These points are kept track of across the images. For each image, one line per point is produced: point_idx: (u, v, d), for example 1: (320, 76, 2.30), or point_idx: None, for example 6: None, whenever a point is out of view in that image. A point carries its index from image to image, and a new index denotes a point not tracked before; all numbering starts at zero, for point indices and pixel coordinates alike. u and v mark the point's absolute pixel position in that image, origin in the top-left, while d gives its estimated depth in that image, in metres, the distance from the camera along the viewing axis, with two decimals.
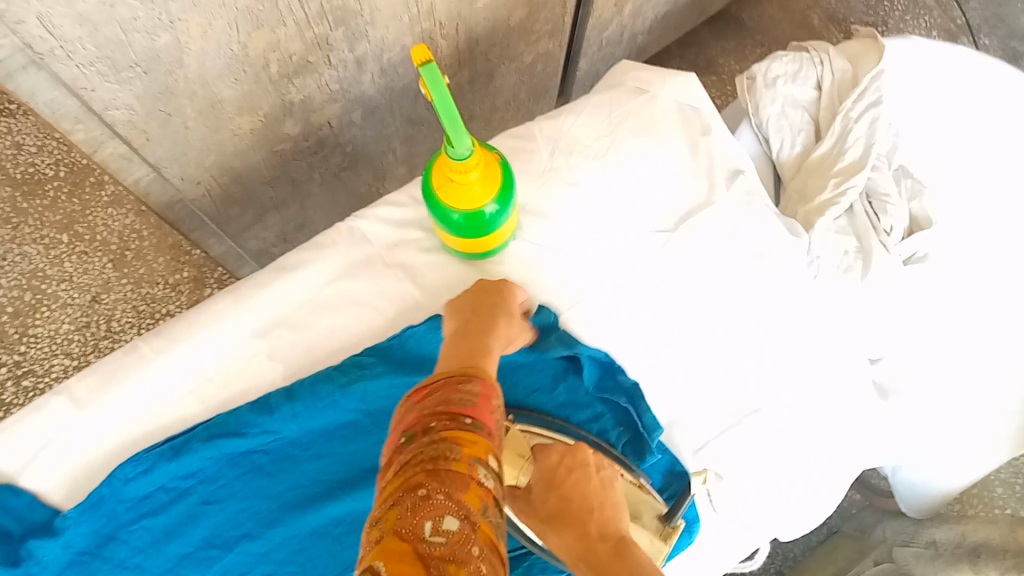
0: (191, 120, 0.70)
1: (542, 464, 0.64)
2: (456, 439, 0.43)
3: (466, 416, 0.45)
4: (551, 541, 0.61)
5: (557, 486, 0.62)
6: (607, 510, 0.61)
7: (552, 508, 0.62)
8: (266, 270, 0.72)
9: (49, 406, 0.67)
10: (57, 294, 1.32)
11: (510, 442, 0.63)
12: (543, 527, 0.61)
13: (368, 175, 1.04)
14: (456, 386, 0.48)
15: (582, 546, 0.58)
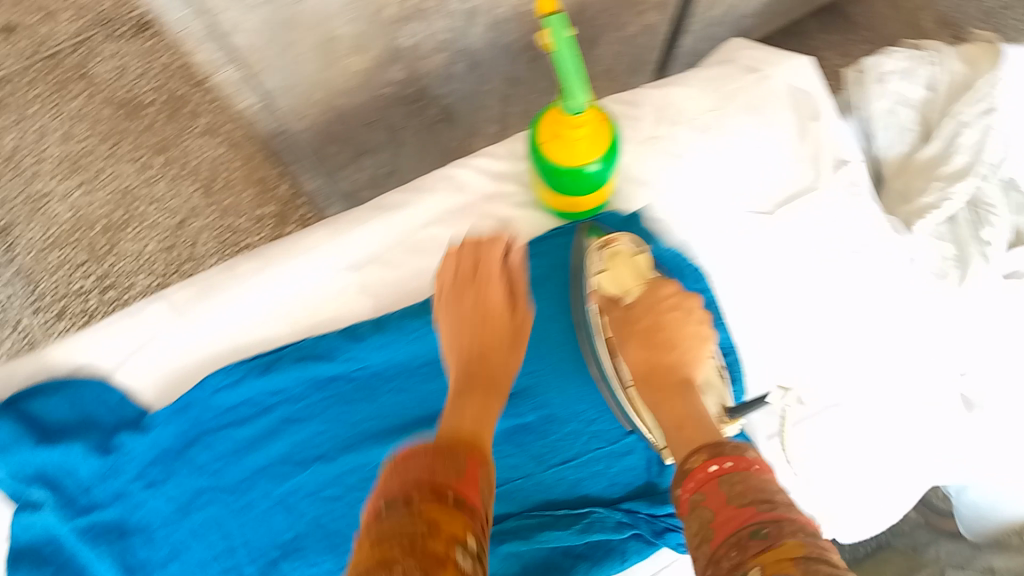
0: (306, 53, 0.71)
1: (649, 292, 0.67)
2: (432, 517, 0.45)
3: (450, 492, 0.48)
4: (626, 351, 0.65)
5: (656, 312, 0.65)
6: (692, 351, 0.64)
7: (643, 326, 0.65)
8: (364, 207, 0.75)
9: (148, 310, 0.72)
10: (147, 214, 1.37)
11: (637, 265, 0.68)
12: (624, 337, 0.65)
13: (460, 129, 1.04)
14: (443, 459, 0.50)
15: (650, 363, 0.63)
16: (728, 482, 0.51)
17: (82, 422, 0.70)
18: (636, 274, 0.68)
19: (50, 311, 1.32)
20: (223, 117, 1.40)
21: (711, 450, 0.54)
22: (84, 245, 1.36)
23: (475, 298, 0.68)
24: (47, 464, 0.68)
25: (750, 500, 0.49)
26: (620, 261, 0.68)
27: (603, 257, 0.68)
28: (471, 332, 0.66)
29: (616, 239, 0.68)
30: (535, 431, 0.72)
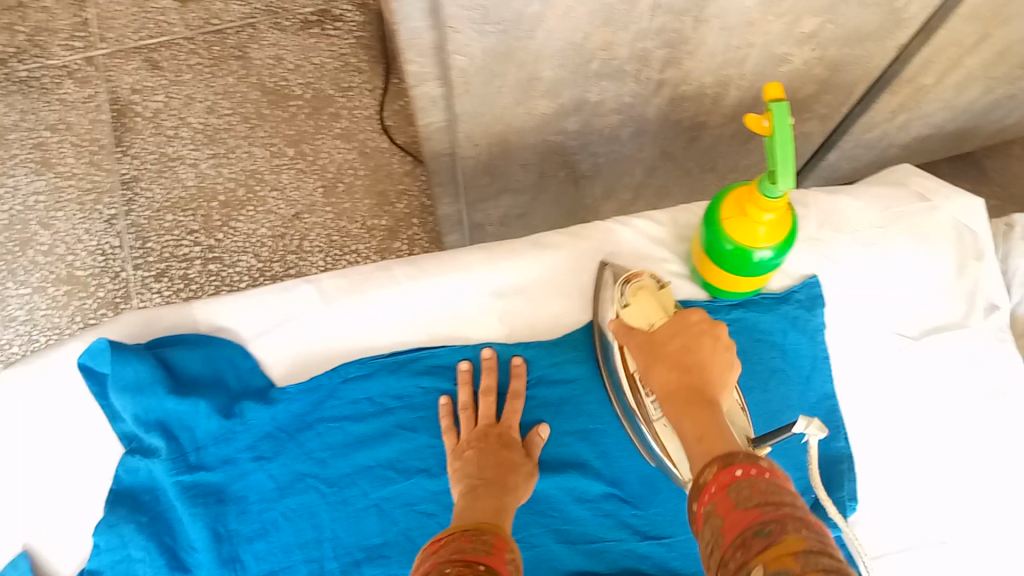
0: (507, 86, 0.75)
1: (676, 320, 0.62)
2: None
3: (482, 565, 0.48)
4: (655, 376, 0.58)
5: (685, 334, 0.60)
6: (721, 376, 0.57)
7: (670, 351, 0.59)
8: (522, 240, 0.76)
9: (300, 289, 0.74)
10: (266, 199, 1.41)
11: (659, 295, 0.67)
12: (652, 360, 0.60)
13: (598, 191, 1.06)
14: (469, 539, 0.51)
15: (679, 384, 0.56)
16: (748, 487, 0.44)
17: (212, 379, 0.71)
18: (659, 304, 0.66)
19: (152, 269, 1.37)
20: (361, 125, 1.46)
21: (727, 461, 0.48)
22: (200, 215, 1.40)
23: (484, 426, 0.68)
24: (168, 413, 0.68)
25: (775, 504, 0.43)
26: (642, 295, 0.66)
27: (627, 293, 0.68)
28: (478, 457, 0.64)
29: (638, 275, 0.69)
30: (639, 496, 0.70)
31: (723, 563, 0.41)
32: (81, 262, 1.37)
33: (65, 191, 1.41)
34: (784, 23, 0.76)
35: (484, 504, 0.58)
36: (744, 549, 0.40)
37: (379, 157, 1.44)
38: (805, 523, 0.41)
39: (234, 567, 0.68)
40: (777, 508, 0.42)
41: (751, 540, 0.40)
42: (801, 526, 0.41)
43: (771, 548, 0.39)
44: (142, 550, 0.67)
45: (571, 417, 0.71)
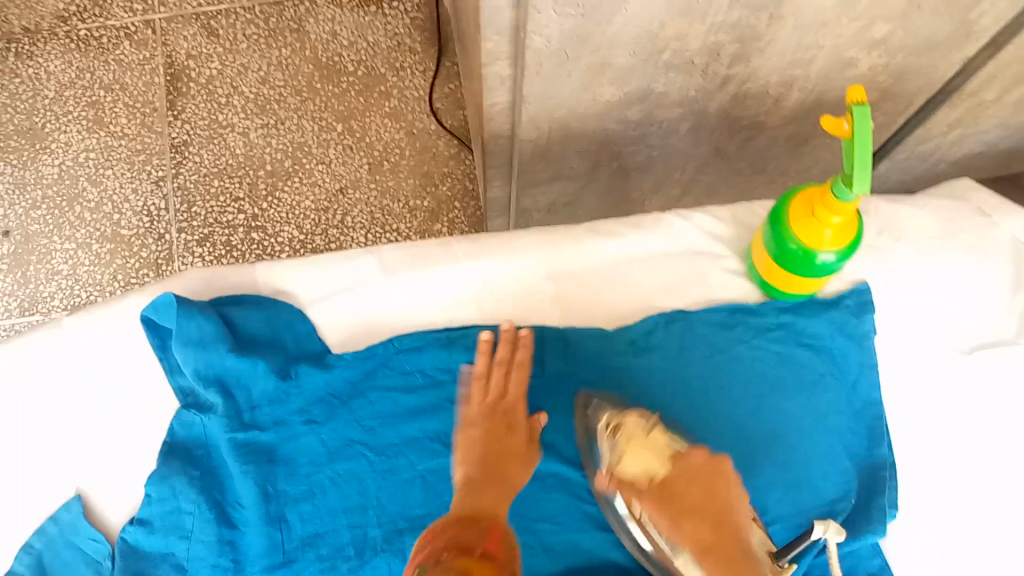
0: (577, 71, 0.75)
1: (684, 462, 0.61)
2: (463, 566, 0.47)
3: (478, 549, 0.49)
4: (681, 531, 0.57)
5: (700, 481, 0.59)
6: (742, 517, 0.58)
7: (692, 501, 0.58)
8: (582, 226, 0.77)
9: (360, 259, 0.76)
10: (312, 172, 1.42)
11: (653, 439, 0.63)
12: (675, 516, 0.58)
13: (647, 185, 1.06)
14: (465, 528, 0.52)
15: (715, 542, 0.56)
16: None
17: (271, 341, 0.72)
18: (655, 453, 0.62)
19: (196, 232, 1.38)
20: (410, 105, 1.47)
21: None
22: (246, 182, 1.42)
23: (491, 400, 0.66)
24: (232, 372, 0.70)
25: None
26: (636, 442, 0.63)
27: (618, 445, 0.63)
28: (481, 441, 0.62)
29: (624, 420, 0.65)
30: None
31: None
32: (127, 222, 1.39)
33: (116, 149, 1.43)
34: (857, 27, 0.76)
35: (482, 491, 0.58)
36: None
37: (426, 138, 1.45)
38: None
39: (279, 527, 0.68)
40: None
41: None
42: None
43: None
44: (192, 503, 0.69)
45: None
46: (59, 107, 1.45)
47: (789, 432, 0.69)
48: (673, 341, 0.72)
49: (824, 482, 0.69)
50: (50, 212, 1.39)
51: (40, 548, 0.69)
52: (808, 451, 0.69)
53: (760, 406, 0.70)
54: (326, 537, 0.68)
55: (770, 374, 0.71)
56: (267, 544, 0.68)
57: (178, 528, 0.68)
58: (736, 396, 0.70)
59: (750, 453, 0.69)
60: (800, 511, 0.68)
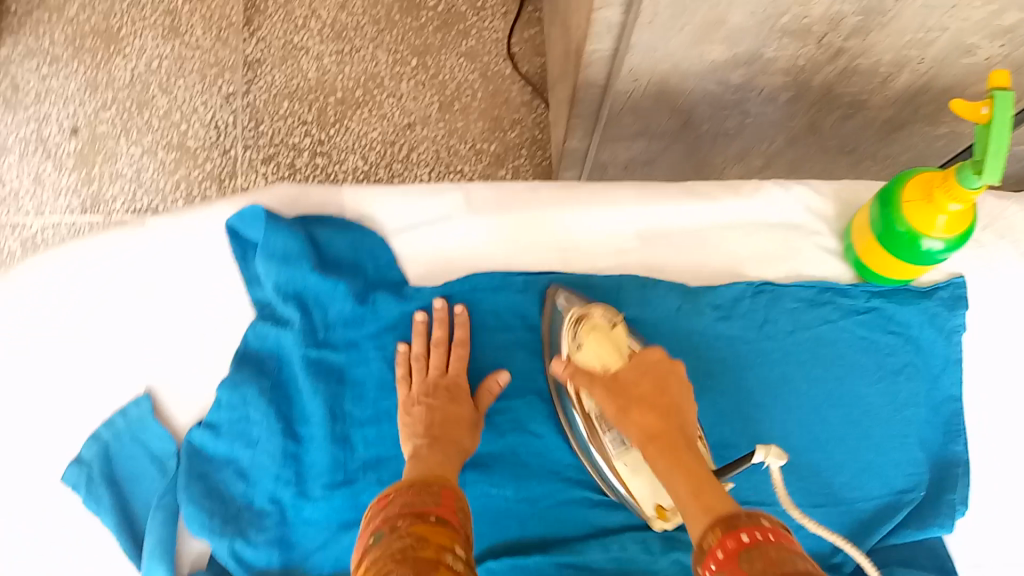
0: (690, 26, 0.73)
1: (637, 360, 0.60)
2: (419, 533, 0.50)
3: (432, 515, 0.52)
4: (629, 419, 0.57)
5: (653, 375, 0.58)
6: (689, 413, 0.57)
7: (641, 392, 0.57)
8: (677, 185, 0.74)
9: (448, 194, 0.74)
10: (382, 104, 1.41)
11: (615, 338, 0.63)
12: (624, 404, 0.57)
13: (731, 153, 1.04)
14: (417, 494, 0.55)
15: (662, 429, 0.55)
16: (759, 560, 0.43)
17: (351, 266, 0.72)
18: (615, 344, 0.62)
19: (261, 151, 1.38)
20: (488, 47, 1.44)
21: (728, 523, 0.47)
22: (315, 108, 1.41)
23: (433, 376, 0.68)
24: (311, 290, 0.70)
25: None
26: (595, 335, 0.63)
27: (578, 334, 0.64)
28: (427, 413, 0.65)
29: (590, 312, 0.64)
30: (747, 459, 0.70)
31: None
32: (194, 133, 1.38)
33: (190, 60, 1.42)
34: (987, 11, 0.73)
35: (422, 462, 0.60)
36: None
37: (500, 82, 1.42)
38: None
39: (343, 447, 0.69)
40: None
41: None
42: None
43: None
44: (261, 413, 0.69)
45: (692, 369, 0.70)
46: (138, 12, 1.45)
47: (862, 418, 0.70)
48: (759, 315, 0.71)
49: (891, 472, 0.70)
50: (119, 114, 1.39)
51: (108, 439, 0.71)
52: (877, 438, 0.70)
53: (836, 389, 0.71)
54: (388, 463, 0.69)
55: (850, 359, 0.71)
56: (330, 462, 0.69)
57: (243, 436, 0.69)
58: (812, 377, 0.71)
59: (820, 433, 0.70)
60: (864, 496, 0.69)
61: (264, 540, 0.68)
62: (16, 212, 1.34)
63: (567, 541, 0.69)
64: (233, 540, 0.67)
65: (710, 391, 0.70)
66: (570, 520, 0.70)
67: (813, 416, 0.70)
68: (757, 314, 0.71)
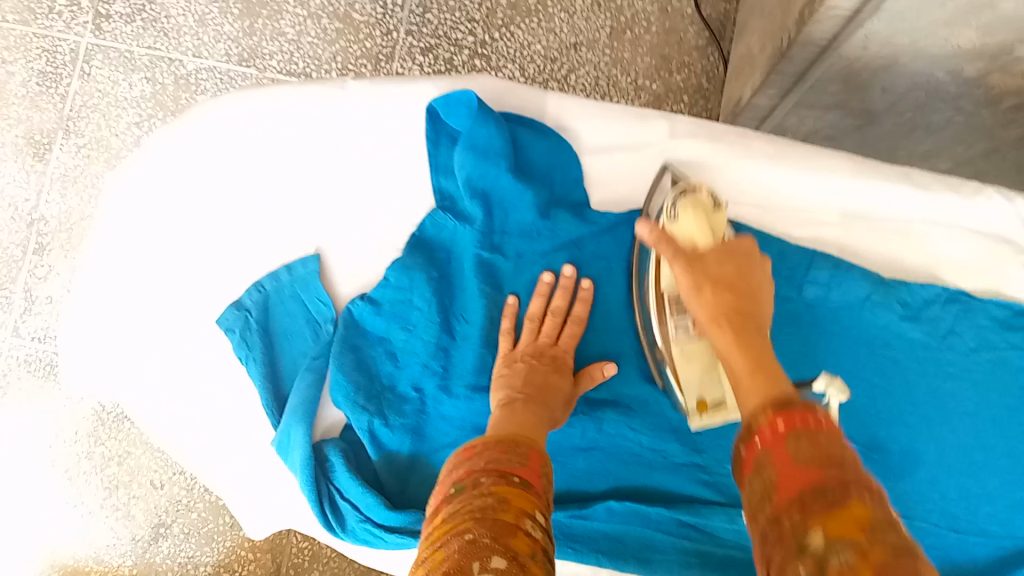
0: (955, 3, 0.68)
1: (723, 243, 0.57)
2: (502, 495, 0.42)
3: (516, 477, 0.45)
4: (698, 296, 0.53)
5: (737, 261, 0.55)
6: (764, 307, 0.53)
7: (717, 273, 0.54)
8: (894, 168, 0.71)
9: (655, 123, 0.72)
10: (552, 17, 1.28)
11: (712, 220, 0.61)
12: (697, 280, 0.54)
13: (920, 149, 0.98)
14: (502, 450, 0.47)
15: (732, 310, 0.51)
16: (805, 438, 0.39)
17: (544, 174, 0.71)
18: (710, 228, 0.60)
19: (424, 40, 1.26)
20: None
21: (782, 404, 0.42)
22: (485, 7, 1.28)
23: (544, 342, 0.66)
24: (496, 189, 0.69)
25: (839, 464, 0.37)
26: (693, 212, 0.61)
27: (676, 208, 0.62)
28: (528, 371, 0.63)
29: (694, 192, 0.63)
30: (894, 468, 0.67)
31: (773, 520, 0.37)
32: (361, 6, 1.27)
33: None
34: None
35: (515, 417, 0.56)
36: (801, 513, 0.35)
37: (678, 21, 1.28)
38: (879, 494, 0.35)
39: (494, 354, 0.69)
40: (840, 472, 0.36)
41: (809, 500, 0.35)
42: (875, 495, 0.35)
43: (836, 517, 0.34)
44: (424, 301, 0.69)
45: (859, 361, 0.68)
46: None
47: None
48: (946, 324, 0.68)
49: None
50: None
51: (269, 291, 0.72)
52: None
53: (1006, 419, 0.67)
54: None
55: None
56: (478, 363, 0.69)
57: (402, 319, 0.69)
58: (985, 399, 0.67)
59: (978, 459, 0.67)
60: (1007, 532, 0.67)
61: (401, 424, 0.69)
62: (174, 48, 1.24)
63: (691, 500, 0.68)
64: (373, 419, 0.68)
65: (876, 389, 0.68)
66: (703, 484, 0.68)
67: (974, 438, 0.67)
68: (945, 320, 0.68)
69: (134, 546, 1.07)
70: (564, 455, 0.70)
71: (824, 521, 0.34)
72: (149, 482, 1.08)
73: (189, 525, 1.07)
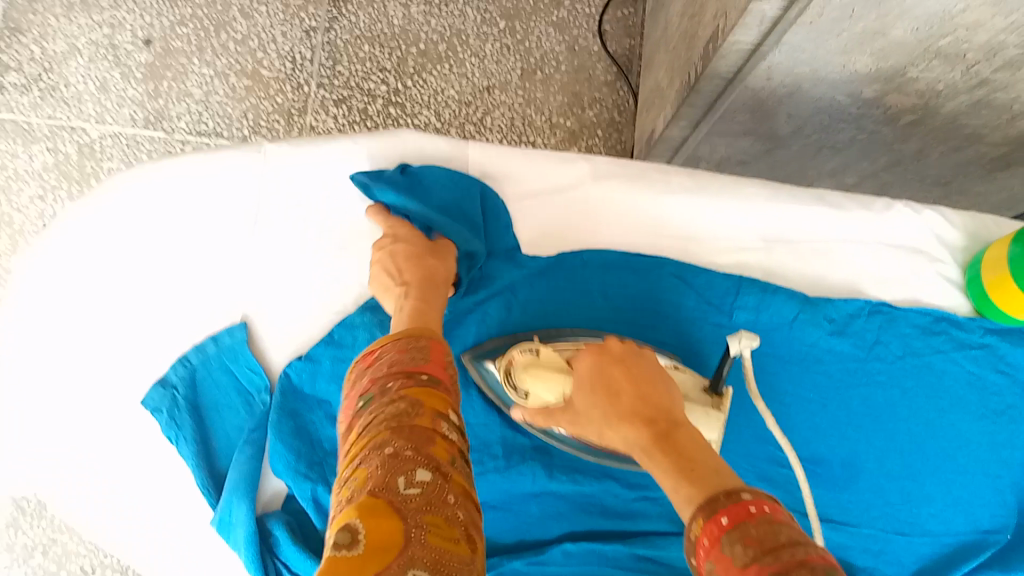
0: (848, 33, 0.72)
1: (580, 374, 0.55)
2: (415, 398, 0.41)
3: (423, 375, 0.44)
4: (611, 438, 0.50)
5: (601, 385, 0.52)
6: (662, 397, 0.50)
7: (601, 408, 0.51)
8: (808, 190, 0.74)
9: (578, 165, 0.74)
10: (463, 63, 1.29)
11: (545, 363, 0.60)
12: (599, 429, 0.52)
13: (827, 167, 1.02)
14: (404, 348, 0.46)
15: (633, 434, 0.47)
16: (738, 539, 0.37)
17: (470, 222, 0.69)
18: (553, 369, 0.59)
19: (335, 92, 1.25)
20: (579, 20, 1.33)
21: (711, 506, 0.40)
22: (394, 56, 1.28)
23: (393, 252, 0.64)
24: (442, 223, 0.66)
25: (775, 555, 0.35)
26: (530, 373, 0.60)
27: (519, 387, 0.61)
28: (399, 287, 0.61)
29: (512, 358, 0.62)
30: (837, 479, 0.68)
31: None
32: (270, 63, 1.25)
33: None
34: None
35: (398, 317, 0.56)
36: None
37: (586, 58, 1.31)
38: (814, 565, 0.34)
39: None
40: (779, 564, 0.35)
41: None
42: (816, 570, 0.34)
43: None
44: None
45: (795, 379, 0.69)
46: None
47: (956, 453, 0.69)
48: (872, 334, 0.70)
49: (977, 510, 0.68)
50: (195, 32, 1.25)
51: (196, 364, 0.69)
52: (968, 475, 0.69)
53: (936, 420, 0.70)
54: (476, 430, 0.68)
55: (954, 394, 0.70)
56: None
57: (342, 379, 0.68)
58: (914, 404, 0.70)
59: (915, 462, 0.69)
60: (950, 529, 0.68)
61: None
62: (75, 116, 1.20)
63: (646, 534, 0.68)
64: (316, 485, 0.66)
65: (812, 404, 0.69)
66: (655, 515, 0.69)
67: (908, 441, 0.69)
68: (872, 332, 0.70)
69: None
70: (517, 504, 0.68)
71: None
72: (79, 568, 1.02)
73: None
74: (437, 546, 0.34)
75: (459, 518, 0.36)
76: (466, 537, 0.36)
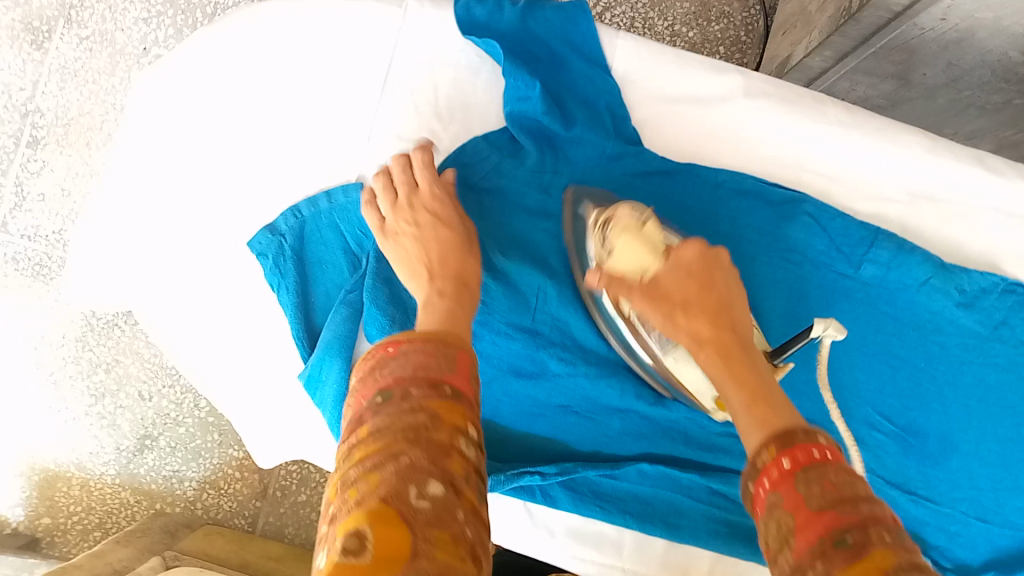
0: None
1: (676, 262, 0.52)
2: (436, 410, 0.37)
3: (448, 384, 0.38)
4: (677, 326, 0.50)
5: (699, 276, 0.51)
6: (740, 317, 0.50)
7: (686, 293, 0.50)
8: (965, 148, 0.69)
9: (728, 80, 0.69)
10: None
11: (646, 234, 0.55)
12: (671, 310, 0.50)
13: (966, 127, 0.95)
14: (434, 348, 0.40)
15: (713, 334, 0.49)
16: (816, 481, 0.38)
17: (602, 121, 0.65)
18: (648, 244, 0.54)
19: None
20: None
21: (784, 438, 0.41)
22: None
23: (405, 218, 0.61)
24: None
25: (852, 505, 0.37)
26: (626, 235, 0.54)
27: (606, 241, 0.55)
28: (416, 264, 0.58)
29: (616, 213, 0.56)
30: (929, 453, 0.66)
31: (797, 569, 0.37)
32: None
33: None
34: None
35: (406, 256, 0.58)
36: (824, 561, 0.36)
37: None
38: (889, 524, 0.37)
39: (538, 295, 0.65)
40: (856, 510, 0.37)
41: (831, 549, 0.36)
42: (888, 526, 0.37)
43: (858, 564, 0.35)
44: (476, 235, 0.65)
45: (911, 344, 0.66)
46: None
47: None
48: (1004, 314, 0.66)
49: None
50: None
51: (307, 217, 0.67)
52: None
53: None
54: (574, 330, 0.66)
55: None
56: (520, 302, 0.65)
57: None
58: None
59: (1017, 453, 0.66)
60: None
61: None
62: None
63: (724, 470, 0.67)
64: None
65: (924, 374, 0.66)
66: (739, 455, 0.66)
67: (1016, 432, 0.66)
68: (1005, 312, 0.66)
69: (117, 455, 1.04)
70: (600, 415, 0.67)
71: (847, 570, 0.35)
72: (137, 392, 1.05)
73: (176, 438, 1.04)
74: (444, 564, 0.32)
75: (467, 537, 0.34)
76: (472, 556, 0.33)
